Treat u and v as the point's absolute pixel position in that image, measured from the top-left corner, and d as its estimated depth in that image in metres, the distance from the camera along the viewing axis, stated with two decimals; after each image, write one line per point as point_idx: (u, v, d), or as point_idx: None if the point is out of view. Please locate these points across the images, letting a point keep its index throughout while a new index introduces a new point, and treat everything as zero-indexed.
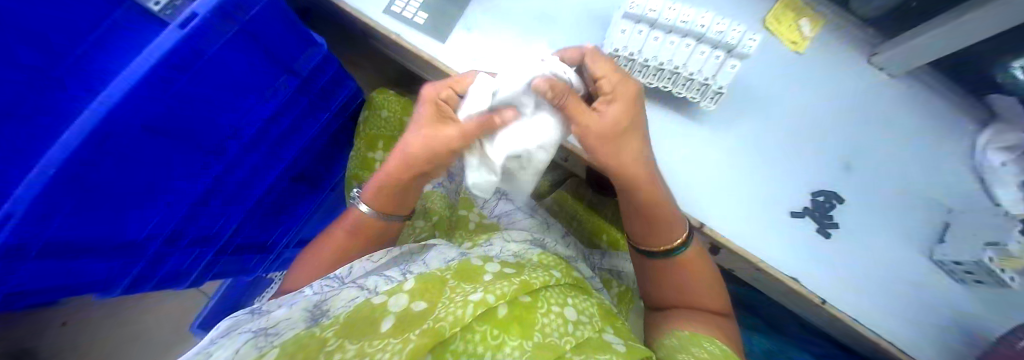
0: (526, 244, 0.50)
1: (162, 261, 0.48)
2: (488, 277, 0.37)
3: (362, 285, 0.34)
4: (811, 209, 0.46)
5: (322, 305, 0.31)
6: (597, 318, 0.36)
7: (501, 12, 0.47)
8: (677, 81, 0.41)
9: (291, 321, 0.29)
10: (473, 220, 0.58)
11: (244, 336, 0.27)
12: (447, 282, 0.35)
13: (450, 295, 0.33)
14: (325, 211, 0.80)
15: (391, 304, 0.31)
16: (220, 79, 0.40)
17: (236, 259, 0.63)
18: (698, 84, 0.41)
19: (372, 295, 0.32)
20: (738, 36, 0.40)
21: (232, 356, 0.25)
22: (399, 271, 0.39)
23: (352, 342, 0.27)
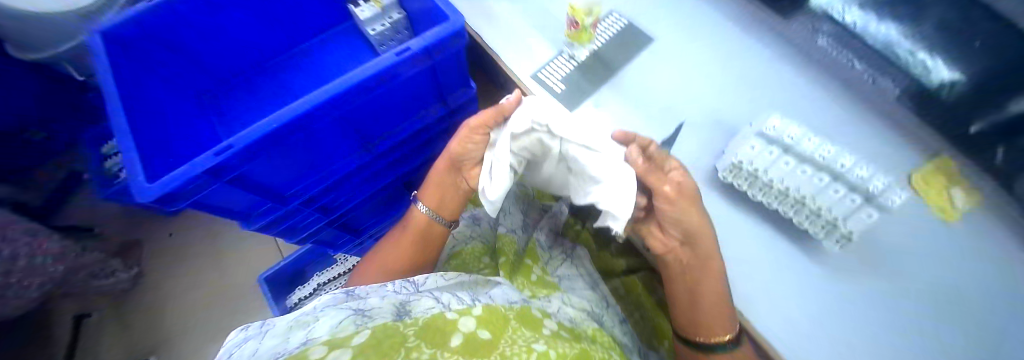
0: (584, 313, 0.46)
1: (288, 216, 0.57)
2: (546, 331, 0.33)
3: (439, 298, 0.30)
4: None
5: (407, 304, 0.28)
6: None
7: (634, 103, 0.51)
8: (802, 211, 0.40)
9: (384, 309, 0.27)
10: (535, 273, 0.52)
11: (345, 311, 0.25)
12: (511, 323, 0.30)
13: (514, 337, 0.28)
14: None
15: (461, 323, 0.27)
16: (397, 91, 0.49)
17: (334, 233, 0.71)
18: (825, 221, 0.39)
19: (446, 309, 0.28)
20: (882, 185, 0.39)
21: (335, 325, 0.23)
22: (469, 296, 0.34)
23: (428, 346, 0.25)
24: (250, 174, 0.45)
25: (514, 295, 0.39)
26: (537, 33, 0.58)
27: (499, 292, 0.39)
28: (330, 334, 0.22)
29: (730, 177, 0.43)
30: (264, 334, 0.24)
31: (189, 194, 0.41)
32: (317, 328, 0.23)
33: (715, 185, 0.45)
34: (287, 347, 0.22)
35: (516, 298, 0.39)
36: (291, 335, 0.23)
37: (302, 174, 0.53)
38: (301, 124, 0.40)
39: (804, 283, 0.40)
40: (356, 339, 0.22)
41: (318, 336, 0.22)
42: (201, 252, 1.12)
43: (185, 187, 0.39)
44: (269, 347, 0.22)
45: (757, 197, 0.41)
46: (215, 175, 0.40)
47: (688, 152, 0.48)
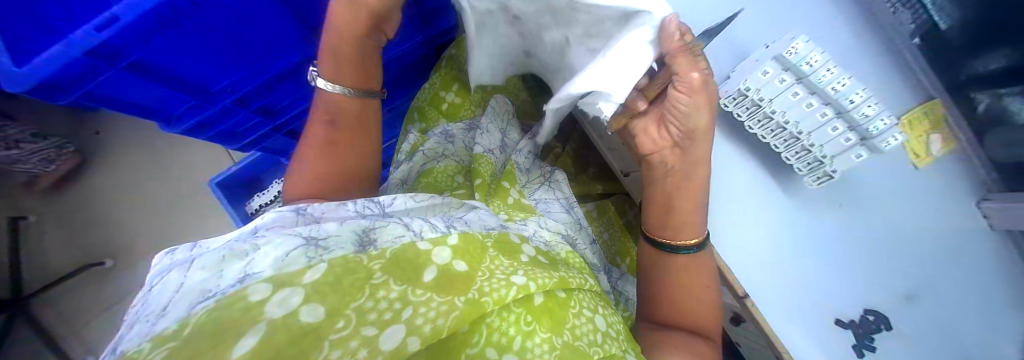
0: (559, 236, 0.45)
1: (223, 119, 0.51)
2: (525, 259, 0.32)
3: (407, 224, 0.26)
4: (855, 324, 0.43)
5: (371, 232, 0.24)
6: (624, 338, 0.32)
7: None
8: (793, 146, 0.38)
9: (340, 240, 0.22)
10: (512, 194, 0.49)
11: (294, 240, 0.21)
12: (488, 251, 0.28)
13: (490, 266, 0.27)
14: None
15: (435, 254, 0.25)
16: None
17: (286, 140, 0.64)
18: (812, 158, 0.38)
19: (417, 239, 0.25)
20: (882, 127, 0.38)
21: (282, 259, 0.19)
22: (441, 222, 0.32)
23: (398, 282, 0.22)
24: (151, 60, 0.38)
25: (489, 221, 0.37)
26: None
27: (475, 217, 0.36)
28: (275, 269, 0.18)
29: (730, 105, 0.38)
30: (192, 264, 0.20)
31: (77, 79, 0.35)
32: (257, 261, 0.19)
33: None
34: (219, 282, 0.19)
35: (491, 224, 0.37)
36: (226, 268, 0.19)
37: (228, 70, 0.44)
38: None
39: (771, 213, 0.42)
40: (310, 275, 0.19)
41: (259, 273, 0.18)
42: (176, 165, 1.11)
43: (66, 72, 0.33)
44: (197, 280, 0.19)
45: (751, 127, 0.39)
46: (103, 59, 0.34)
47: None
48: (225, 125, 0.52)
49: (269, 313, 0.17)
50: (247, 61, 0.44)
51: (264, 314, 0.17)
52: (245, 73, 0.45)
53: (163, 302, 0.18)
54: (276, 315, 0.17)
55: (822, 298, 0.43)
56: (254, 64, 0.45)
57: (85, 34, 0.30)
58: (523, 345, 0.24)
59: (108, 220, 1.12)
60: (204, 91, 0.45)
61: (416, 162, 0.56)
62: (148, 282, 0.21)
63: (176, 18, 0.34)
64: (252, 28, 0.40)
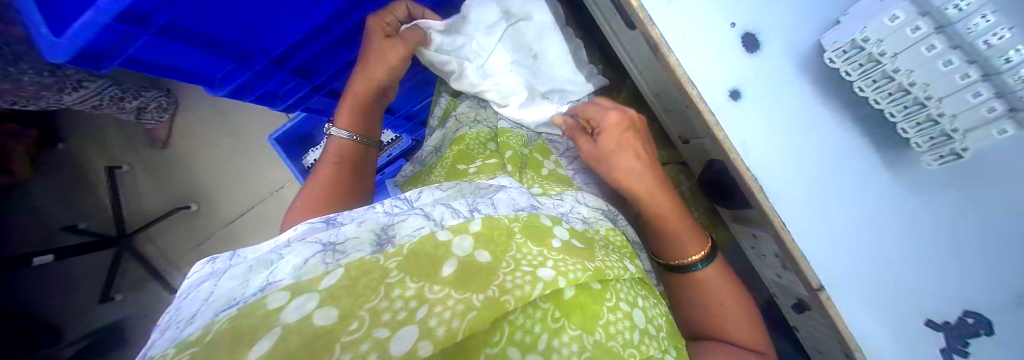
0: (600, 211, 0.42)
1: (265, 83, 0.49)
2: (557, 245, 0.30)
3: (428, 215, 0.29)
4: (949, 326, 0.35)
5: (389, 230, 0.27)
6: (664, 335, 0.31)
7: None
8: (914, 115, 0.31)
9: (357, 242, 0.25)
10: (547, 166, 0.48)
11: (313, 247, 0.24)
12: (515, 236, 0.29)
13: (516, 255, 0.28)
14: (415, 87, 0.72)
15: (455, 244, 0.26)
16: None
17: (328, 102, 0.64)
18: (938, 131, 0.30)
19: (437, 229, 0.27)
20: None
21: (301, 266, 0.22)
22: (466, 205, 0.32)
23: (414, 280, 0.23)
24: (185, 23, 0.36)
25: (518, 198, 0.35)
26: None
27: (504, 197, 0.35)
28: (294, 277, 0.21)
29: (835, 60, 0.32)
30: (222, 277, 0.23)
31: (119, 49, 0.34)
32: (279, 271, 0.22)
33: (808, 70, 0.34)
34: (243, 291, 0.21)
35: (522, 201, 0.35)
36: (252, 277, 0.22)
37: None
38: None
39: (861, 197, 0.35)
40: (326, 281, 0.21)
41: (281, 282, 0.21)
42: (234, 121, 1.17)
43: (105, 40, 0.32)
44: (224, 290, 0.22)
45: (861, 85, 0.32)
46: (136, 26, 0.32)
47: (772, 51, 0.34)
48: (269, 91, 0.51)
49: (285, 318, 0.19)
50: None
51: (281, 319, 0.19)
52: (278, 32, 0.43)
53: (194, 309, 0.21)
54: (291, 319, 0.19)
55: (905, 299, 0.36)
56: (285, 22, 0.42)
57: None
58: (550, 340, 0.25)
59: (187, 172, 1.25)
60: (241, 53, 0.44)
61: (449, 130, 0.55)
62: (192, 286, 0.24)
63: None
64: None
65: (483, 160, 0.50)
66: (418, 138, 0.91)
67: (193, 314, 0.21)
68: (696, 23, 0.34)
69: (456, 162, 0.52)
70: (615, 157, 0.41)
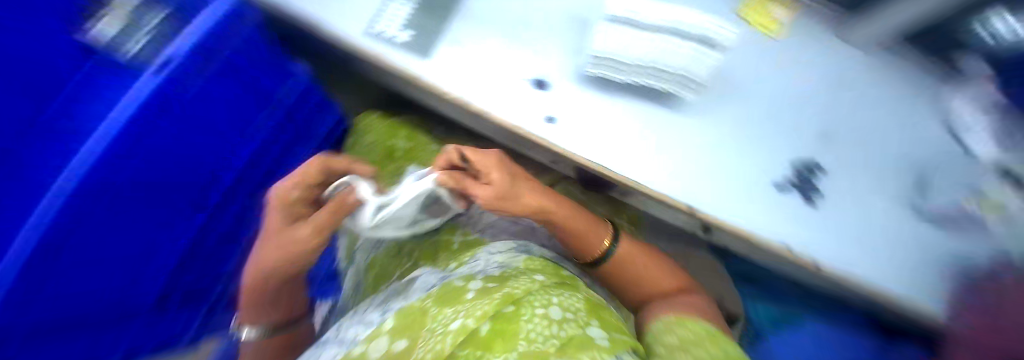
0: (511, 252, 0.47)
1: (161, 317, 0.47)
2: (469, 296, 0.35)
3: (342, 340, 0.34)
4: (796, 183, 0.48)
5: None
6: (583, 313, 0.36)
7: (487, 27, 0.48)
8: (656, 76, 0.43)
9: None
10: (456, 240, 0.53)
11: None
12: (430, 311, 0.34)
13: (432, 325, 0.32)
14: None
15: (372, 349, 0.30)
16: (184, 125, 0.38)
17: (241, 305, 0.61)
18: (676, 78, 0.42)
19: (353, 346, 0.32)
20: (709, 30, 0.42)
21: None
22: (385, 308, 0.37)
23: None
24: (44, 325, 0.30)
25: (429, 279, 0.41)
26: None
27: (420, 281, 0.41)
28: None
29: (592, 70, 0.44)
30: None
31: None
32: None
33: (585, 81, 0.46)
34: None
35: (433, 278, 0.41)
36: None
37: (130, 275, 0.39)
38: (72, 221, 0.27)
39: (674, 135, 0.46)
40: None
41: None
42: None
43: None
44: None
45: (618, 76, 0.43)
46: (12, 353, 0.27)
47: (557, 81, 0.46)
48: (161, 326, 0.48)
49: None
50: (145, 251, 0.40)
51: None
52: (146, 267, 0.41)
53: None
54: None
55: (745, 184, 0.47)
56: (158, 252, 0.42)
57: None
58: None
59: None
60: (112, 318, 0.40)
61: (359, 262, 0.57)
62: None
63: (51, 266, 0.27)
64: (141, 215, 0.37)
65: (401, 269, 0.52)
66: None
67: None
68: (496, 88, 0.45)
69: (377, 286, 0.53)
70: (509, 203, 0.40)
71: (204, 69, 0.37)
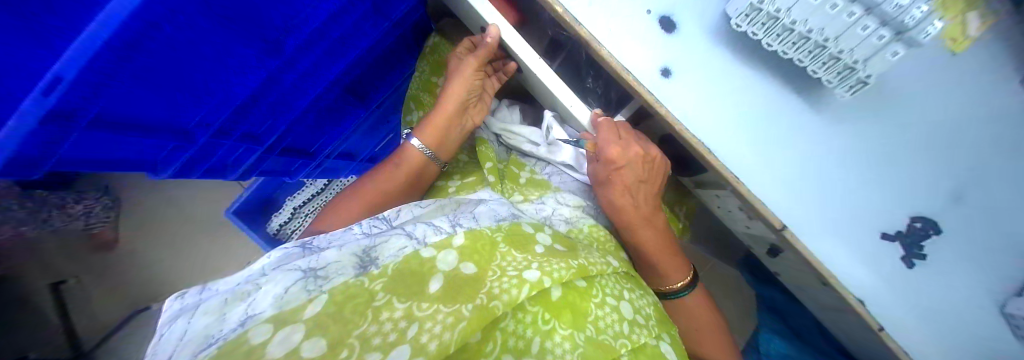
0: (581, 212, 0.48)
1: (212, 151, 0.43)
2: (540, 250, 0.35)
3: (411, 234, 0.32)
4: (902, 234, 0.40)
5: (372, 252, 0.29)
6: (653, 323, 0.37)
7: None
8: (818, 57, 0.34)
9: (341, 265, 0.27)
10: (524, 174, 0.52)
11: (294, 275, 0.25)
12: (499, 246, 0.33)
13: (501, 263, 0.32)
14: (366, 127, 0.72)
15: (440, 260, 0.30)
16: None
17: (285, 160, 0.56)
18: (842, 65, 0.34)
19: (421, 247, 0.30)
20: None
21: (282, 296, 0.23)
22: (447, 221, 0.35)
23: (401, 301, 0.26)
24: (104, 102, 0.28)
25: (501, 210, 0.41)
26: None
27: (492, 209, 0.40)
28: (276, 308, 0.22)
29: (742, 22, 0.35)
30: (195, 310, 0.23)
31: (46, 153, 0.28)
32: (257, 303, 0.23)
33: (721, 38, 0.37)
34: (220, 326, 0.22)
35: (523, 229, 0.38)
36: (226, 311, 0.23)
37: (211, 82, 0.36)
38: (137, 32, 0.24)
39: (797, 140, 0.38)
40: (310, 310, 0.23)
41: (251, 312, 0.22)
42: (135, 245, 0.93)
43: (15, 147, 0.24)
44: (200, 326, 0.22)
45: (769, 41, 0.35)
46: (58, 118, 0.26)
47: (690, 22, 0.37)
48: (223, 151, 0.44)
49: (270, 352, 0.21)
50: (227, 66, 0.35)
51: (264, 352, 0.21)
52: (220, 87, 0.37)
53: (171, 347, 0.22)
54: (276, 353, 0.21)
55: (841, 215, 0.40)
56: (230, 68, 0.36)
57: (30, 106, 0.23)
58: (543, 341, 0.29)
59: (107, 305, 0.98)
60: (178, 135, 0.38)
61: None
62: (163, 325, 0.24)
63: (124, 55, 0.25)
64: (217, 34, 0.31)
65: (461, 179, 0.53)
66: None
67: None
68: (611, 16, 0.37)
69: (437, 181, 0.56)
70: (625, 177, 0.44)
71: None
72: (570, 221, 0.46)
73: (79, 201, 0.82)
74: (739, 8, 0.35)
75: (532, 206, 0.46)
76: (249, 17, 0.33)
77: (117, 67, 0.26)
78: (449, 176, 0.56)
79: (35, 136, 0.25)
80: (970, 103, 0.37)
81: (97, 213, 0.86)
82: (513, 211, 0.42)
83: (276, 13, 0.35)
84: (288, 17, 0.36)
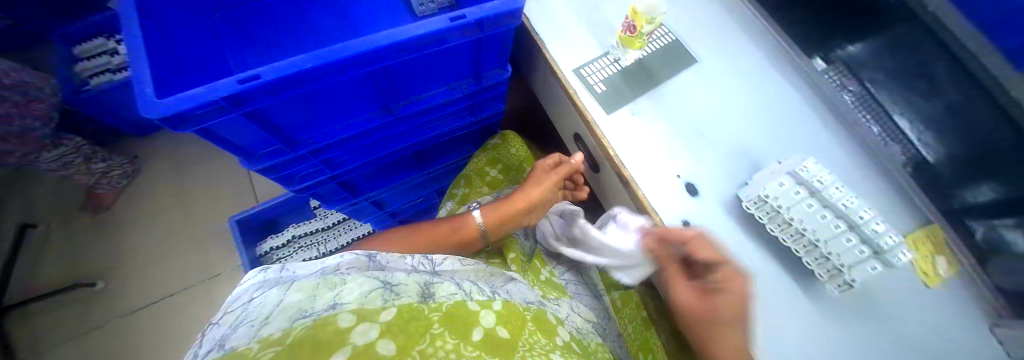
0: (589, 324, 0.53)
1: (294, 163, 0.51)
2: (559, 342, 0.39)
3: (460, 285, 0.37)
4: None
5: (430, 288, 0.34)
6: None
7: (666, 110, 0.51)
8: (809, 251, 0.42)
9: (408, 288, 0.33)
10: (544, 272, 0.57)
11: (374, 283, 0.32)
12: (527, 326, 0.37)
13: (528, 341, 0.35)
14: (407, 187, 0.80)
15: (482, 316, 0.33)
16: (428, 62, 0.48)
17: (335, 189, 0.64)
18: (830, 265, 0.41)
19: (468, 299, 0.35)
20: (890, 242, 0.40)
21: (365, 296, 0.29)
22: (488, 286, 0.42)
23: (453, 337, 0.29)
24: (275, 101, 0.39)
25: (526, 291, 0.46)
26: (583, 25, 0.56)
27: (521, 287, 0.47)
28: (358, 304, 0.28)
29: (752, 207, 0.44)
30: (290, 286, 0.29)
31: (204, 123, 0.35)
32: (344, 296, 0.29)
33: (734, 213, 0.46)
34: (312, 305, 0.28)
35: (546, 320, 0.42)
36: (318, 292, 0.29)
37: (332, 115, 0.49)
38: (336, 69, 0.37)
39: (800, 310, 0.43)
40: (383, 316, 0.27)
41: (346, 298, 0.29)
42: (148, 211, 1.16)
43: (200, 110, 0.33)
44: (296, 300, 0.28)
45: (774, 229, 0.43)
46: (231, 107, 0.35)
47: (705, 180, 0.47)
48: (300, 166, 0.52)
49: (354, 339, 0.25)
50: (351, 107, 0.49)
51: (351, 341, 0.25)
52: (335, 119, 0.49)
53: (274, 301, 0.28)
54: (359, 342, 0.25)
55: None
56: (351, 108, 0.49)
57: (230, 84, 0.32)
58: None
59: (122, 285, 1.09)
60: (288, 144, 0.47)
61: None
62: (256, 290, 0.31)
63: (314, 79, 0.37)
64: (362, 84, 0.45)
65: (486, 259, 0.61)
66: None
67: (264, 318, 0.26)
68: (650, 170, 0.47)
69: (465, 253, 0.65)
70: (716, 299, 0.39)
71: (471, 35, 0.46)
72: (580, 326, 0.51)
73: (104, 161, 1.06)
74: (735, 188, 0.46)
75: (554, 304, 0.51)
76: (390, 85, 0.48)
77: (304, 87, 0.37)
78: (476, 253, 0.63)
79: (217, 106, 0.34)
80: (941, 327, 0.43)
81: (111, 174, 1.10)
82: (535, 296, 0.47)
83: (404, 87, 0.50)
84: (407, 98, 0.53)
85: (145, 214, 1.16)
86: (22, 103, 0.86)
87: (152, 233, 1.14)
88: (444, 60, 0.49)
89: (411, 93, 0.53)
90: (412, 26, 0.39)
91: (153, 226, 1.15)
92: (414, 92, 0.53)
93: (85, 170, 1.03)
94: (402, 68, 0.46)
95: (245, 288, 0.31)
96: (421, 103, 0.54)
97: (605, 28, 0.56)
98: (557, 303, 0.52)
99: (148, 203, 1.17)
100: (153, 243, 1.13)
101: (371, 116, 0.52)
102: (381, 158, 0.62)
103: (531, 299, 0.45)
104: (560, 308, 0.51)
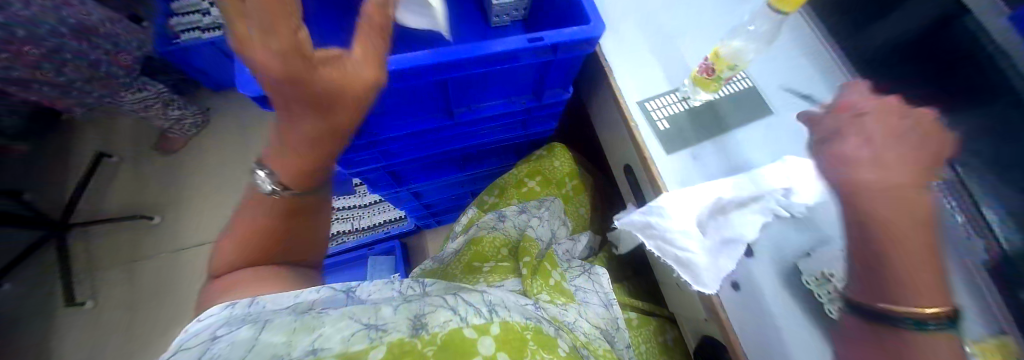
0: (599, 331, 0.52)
1: (355, 150, 0.53)
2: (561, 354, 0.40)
3: (455, 310, 0.38)
4: None
5: (421, 318, 0.36)
6: None
7: (730, 160, 0.49)
8: None
9: (396, 325, 0.35)
10: (553, 276, 0.56)
11: (357, 326, 0.33)
12: (529, 344, 0.38)
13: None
14: (448, 183, 0.82)
15: (482, 344, 0.35)
16: (498, 75, 0.49)
17: (383, 176, 0.66)
18: None
19: (463, 325, 0.36)
20: None
21: (350, 338, 0.32)
22: (484, 301, 0.41)
23: None
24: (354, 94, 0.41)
25: (529, 309, 0.45)
26: (656, 57, 0.55)
27: (514, 301, 0.46)
28: (344, 348, 0.31)
29: (811, 284, 0.42)
30: (268, 327, 0.31)
31: None
32: (326, 340, 0.31)
33: (787, 283, 0.43)
34: (290, 351, 0.30)
35: (546, 336, 0.41)
36: (295, 339, 0.31)
37: (397, 111, 0.51)
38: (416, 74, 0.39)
39: None
40: (373, 354, 0.32)
41: (325, 344, 0.31)
42: (206, 159, 1.25)
43: None
44: (274, 345, 0.30)
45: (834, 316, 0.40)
46: None
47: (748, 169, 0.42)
48: (359, 154, 0.55)
49: None
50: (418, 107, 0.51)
51: None
52: (399, 116, 0.51)
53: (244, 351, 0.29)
54: None
55: None
56: (416, 107, 0.51)
57: None
58: None
59: (173, 222, 1.18)
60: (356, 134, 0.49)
61: (470, 234, 0.68)
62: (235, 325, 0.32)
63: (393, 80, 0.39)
64: (432, 87, 0.47)
65: (496, 262, 0.62)
66: (423, 221, 1.03)
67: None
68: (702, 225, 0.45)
69: (473, 261, 0.64)
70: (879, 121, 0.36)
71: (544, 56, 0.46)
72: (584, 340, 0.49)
73: (179, 110, 1.16)
74: (780, 199, 0.44)
75: (559, 315, 0.50)
76: (456, 91, 0.49)
77: None
78: (492, 250, 0.64)
79: None
80: None
81: (183, 122, 1.20)
82: (542, 313, 0.47)
83: (468, 95, 0.52)
84: (468, 105, 0.54)
85: (203, 162, 1.25)
86: (111, 53, 0.98)
87: (205, 179, 1.23)
88: (511, 75, 0.50)
89: (474, 101, 0.54)
90: (492, 45, 0.41)
91: (207, 173, 1.24)
92: (478, 101, 0.54)
93: (162, 115, 1.14)
94: (471, 78, 0.47)
95: (211, 326, 0.32)
96: (482, 112, 0.55)
97: (679, 64, 0.54)
98: (561, 311, 0.51)
99: (207, 151, 1.27)
100: (204, 189, 1.22)
101: (432, 117, 0.54)
102: (431, 156, 0.65)
103: (528, 311, 0.44)
104: (566, 318, 0.50)
